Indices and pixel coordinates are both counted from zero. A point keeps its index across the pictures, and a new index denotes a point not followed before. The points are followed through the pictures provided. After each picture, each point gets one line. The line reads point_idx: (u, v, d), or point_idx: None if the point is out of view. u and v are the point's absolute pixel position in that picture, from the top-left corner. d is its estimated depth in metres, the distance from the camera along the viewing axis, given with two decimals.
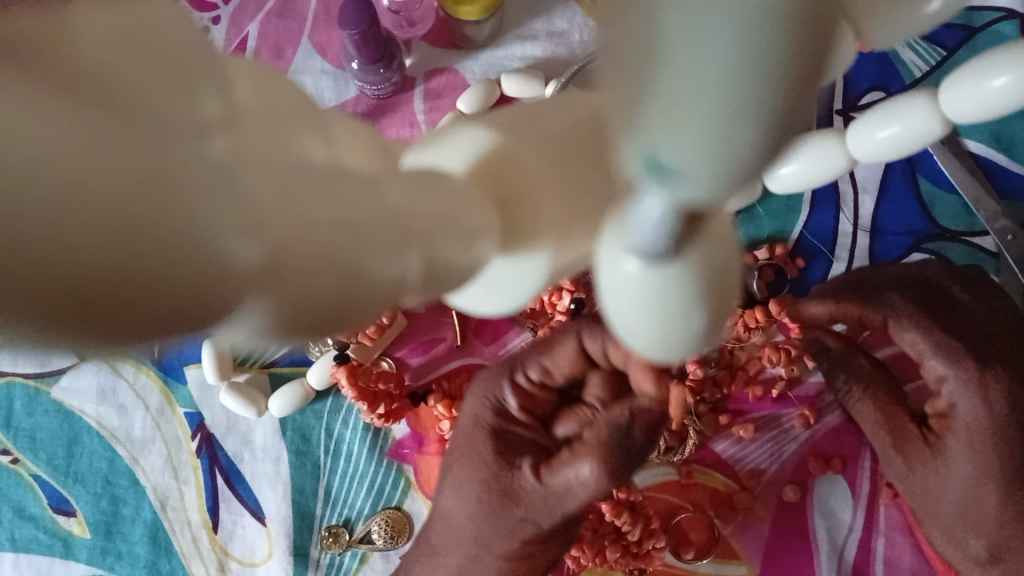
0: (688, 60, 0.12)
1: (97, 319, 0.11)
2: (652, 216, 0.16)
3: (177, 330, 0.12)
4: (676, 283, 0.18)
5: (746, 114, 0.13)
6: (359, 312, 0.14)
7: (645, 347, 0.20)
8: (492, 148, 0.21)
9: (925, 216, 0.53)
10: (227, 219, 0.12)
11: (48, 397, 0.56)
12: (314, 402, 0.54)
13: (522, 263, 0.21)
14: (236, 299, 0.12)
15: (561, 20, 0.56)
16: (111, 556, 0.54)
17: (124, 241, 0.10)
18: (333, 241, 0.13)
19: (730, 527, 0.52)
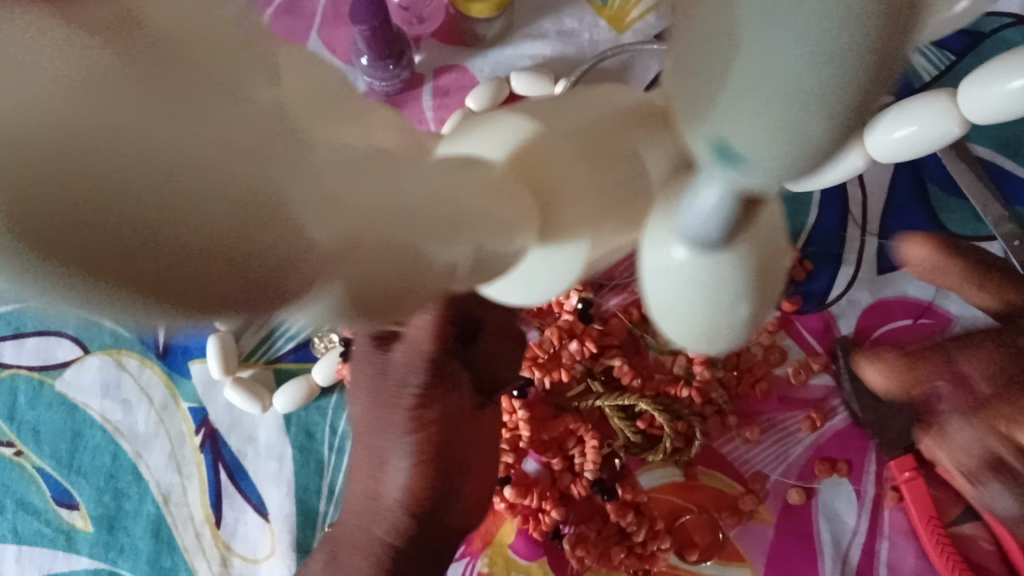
0: (764, 47, 0.11)
1: (164, 288, 0.10)
2: (706, 204, 0.16)
3: (239, 304, 0.11)
4: (724, 271, 0.18)
5: (823, 107, 0.12)
6: (406, 296, 0.14)
7: (688, 334, 0.20)
8: (531, 137, 0.20)
9: (934, 221, 0.53)
10: (302, 188, 0.11)
11: (53, 390, 0.56)
12: (319, 399, 0.54)
13: (557, 251, 0.20)
14: (303, 270, 0.11)
15: (570, 19, 0.56)
16: (113, 551, 0.54)
17: (191, 200, 0.10)
18: (394, 217, 0.13)
19: (734, 530, 0.51)
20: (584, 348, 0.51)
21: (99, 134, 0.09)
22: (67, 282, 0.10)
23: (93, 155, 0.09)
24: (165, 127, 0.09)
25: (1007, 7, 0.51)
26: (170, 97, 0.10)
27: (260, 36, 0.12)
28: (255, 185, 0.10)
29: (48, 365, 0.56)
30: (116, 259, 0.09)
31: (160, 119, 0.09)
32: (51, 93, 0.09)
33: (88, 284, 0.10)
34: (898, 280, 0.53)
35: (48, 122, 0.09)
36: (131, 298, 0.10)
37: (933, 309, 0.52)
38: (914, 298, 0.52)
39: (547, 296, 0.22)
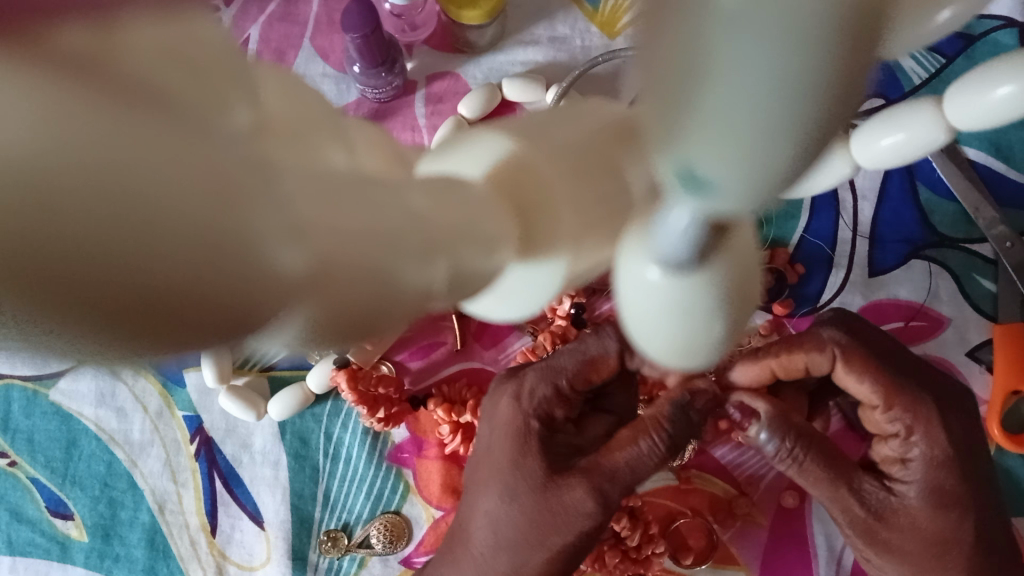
0: (724, 73, 0.11)
1: (127, 319, 0.10)
2: (676, 227, 0.16)
3: (206, 338, 0.11)
4: (699, 289, 0.18)
5: (784, 124, 0.12)
6: (386, 323, 0.14)
7: (664, 352, 0.20)
8: (508, 156, 0.20)
9: (924, 223, 0.53)
10: (277, 226, 0.11)
11: (47, 398, 0.56)
12: (314, 406, 0.54)
13: (536, 268, 0.20)
14: (271, 302, 0.11)
15: (562, 25, 0.56)
16: (108, 560, 0.54)
17: (154, 244, 0.10)
18: (373, 245, 0.13)
19: (728, 533, 0.52)
20: None
21: (54, 172, 0.09)
22: (30, 322, 0.10)
23: (55, 192, 0.09)
24: (140, 158, 0.10)
25: (997, 11, 0.51)
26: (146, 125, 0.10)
27: (236, 58, 0.12)
28: (229, 217, 0.10)
29: (42, 374, 0.56)
30: (78, 297, 0.10)
31: (118, 148, 0.09)
32: (31, 129, 0.09)
33: (49, 325, 0.10)
34: (890, 283, 0.53)
35: (23, 156, 0.09)
36: (95, 336, 0.10)
37: (925, 311, 0.53)
38: (906, 300, 0.53)
39: (531, 312, 0.22)
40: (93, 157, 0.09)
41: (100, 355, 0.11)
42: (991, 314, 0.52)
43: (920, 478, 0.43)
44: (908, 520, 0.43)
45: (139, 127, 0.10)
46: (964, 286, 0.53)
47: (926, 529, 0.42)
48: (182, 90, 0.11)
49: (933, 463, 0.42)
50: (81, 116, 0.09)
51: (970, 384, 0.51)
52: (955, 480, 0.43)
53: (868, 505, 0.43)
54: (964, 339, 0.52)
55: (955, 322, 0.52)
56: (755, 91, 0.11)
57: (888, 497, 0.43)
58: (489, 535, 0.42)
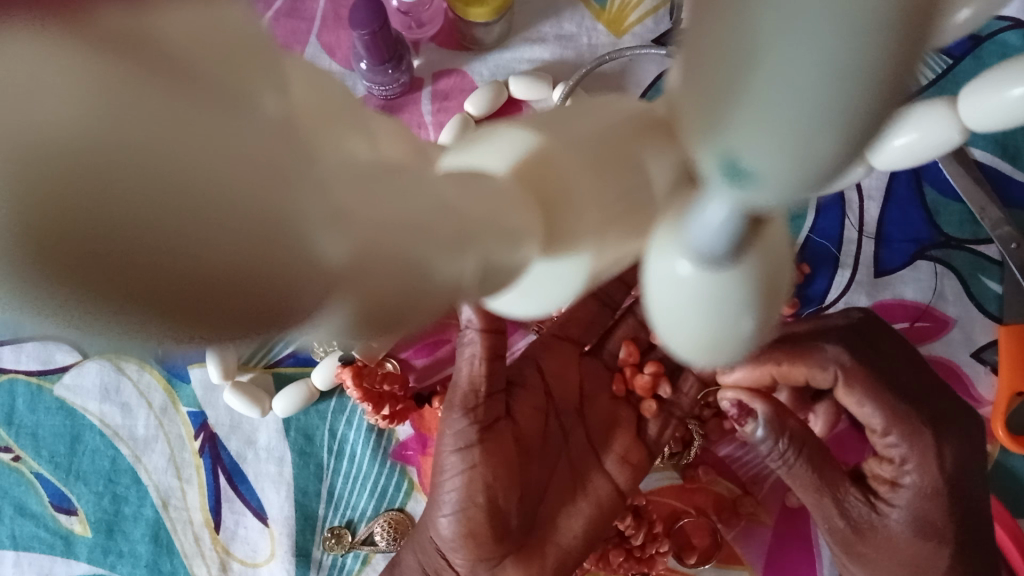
0: (774, 62, 0.11)
1: (170, 306, 0.10)
2: (713, 217, 0.16)
3: (243, 328, 0.11)
4: (729, 285, 0.18)
5: (834, 119, 0.12)
6: (412, 318, 0.14)
7: (691, 350, 0.20)
8: (532, 148, 0.19)
9: (930, 224, 0.53)
10: (316, 215, 0.11)
11: (52, 393, 0.56)
12: (318, 402, 0.54)
13: (561, 266, 0.20)
14: (310, 291, 0.11)
15: (569, 23, 0.56)
16: (112, 555, 0.54)
17: (200, 230, 0.10)
18: (408, 237, 0.13)
19: (732, 534, 0.51)
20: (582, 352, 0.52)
21: (96, 156, 0.09)
22: (71, 307, 0.10)
23: (96, 175, 0.09)
24: (182, 144, 0.10)
25: (1005, 11, 0.51)
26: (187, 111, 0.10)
27: (270, 48, 0.12)
28: (270, 204, 0.10)
29: (46, 369, 0.56)
30: (121, 285, 0.10)
31: (158, 133, 0.09)
32: (72, 115, 0.09)
33: (90, 310, 0.10)
34: (896, 283, 0.53)
35: (68, 139, 0.09)
36: (134, 323, 0.10)
37: (931, 312, 0.53)
38: (911, 300, 0.53)
39: (550, 310, 0.22)
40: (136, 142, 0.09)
41: (134, 344, 0.11)
42: (998, 316, 0.52)
43: (904, 498, 0.44)
44: (886, 535, 0.44)
45: (178, 113, 0.10)
46: (970, 287, 0.53)
47: (904, 549, 0.44)
48: (219, 77, 0.11)
49: (923, 486, 0.43)
50: (121, 101, 0.09)
51: (975, 385, 0.51)
52: (941, 505, 0.43)
53: (847, 517, 0.44)
54: (970, 340, 0.52)
55: (961, 322, 0.52)
56: (806, 85, 0.11)
57: (871, 513, 0.44)
58: (450, 527, 0.41)
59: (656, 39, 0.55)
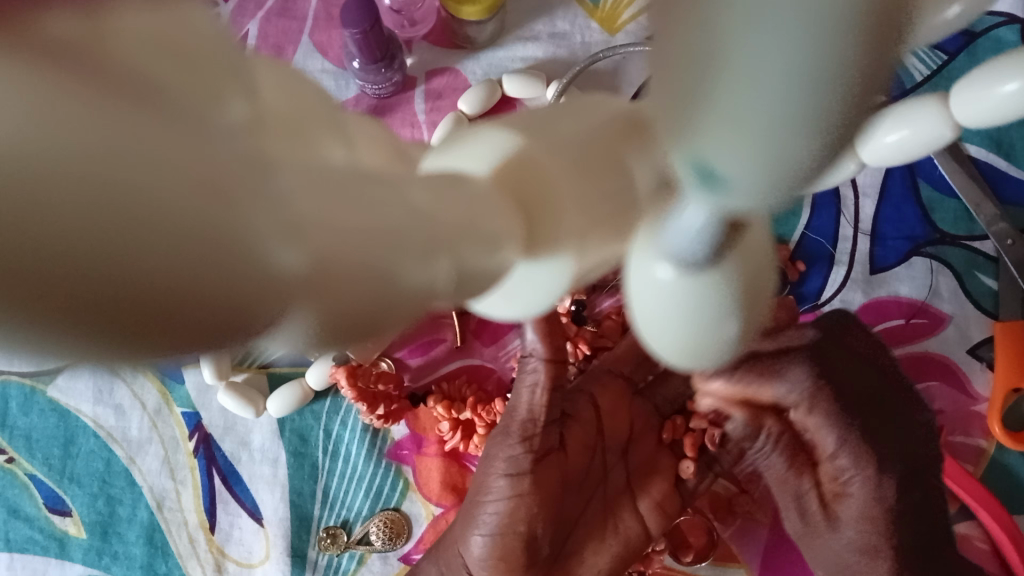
0: (742, 66, 0.11)
1: (125, 319, 0.10)
2: (691, 225, 0.16)
3: (204, 339, 0.11)
4: (710, 288, 0.18)
5: (805, 121, 0.12)
6: (386, 323, 0.14)
7: (674, 353, 0.20)
8: (514, 152, 0.19)
9: (925, 221, 0.53)
10: (268, 224, 0.11)
11: (45, 395, 0.56)
12: (313, 403, 0.54)
13: (541, 268, 0.20)
14: (267, 298, 0.11)
15: (563, 21, 0.56)
16: (106, 557, 0.54)
17: (152, 241, 0.09)
18: (377, 243, 0.12)
19: (728, 531, 0.52)
20: (579, 351, 0.51)
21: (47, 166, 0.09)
22: (21, 323, 0.10)
23: (48, 185, 0.09)
24: (137, 153, 0.09)
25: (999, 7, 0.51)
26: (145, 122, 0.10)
27: (233, 51, 0.12)
28: (229, 212, 0.10)
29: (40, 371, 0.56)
30: (71, 294, 0.09)
31: (111, 140, 0.09)
32: (24, 129, 0.09)
33: (40, 325, 0.10)
34: (891, 280, 0.53)
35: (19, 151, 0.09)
36: (90, 337, 0.10)
37: (926, 309, 0.53)
38: (906, 297, 0.53)
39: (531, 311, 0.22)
40: (92, 154, 0.09)
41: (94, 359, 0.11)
42: (992, 312, 0.52)
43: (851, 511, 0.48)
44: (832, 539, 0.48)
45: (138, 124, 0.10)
46: (965, 283, 0.52)
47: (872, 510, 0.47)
48: (179, 84, 0.10)
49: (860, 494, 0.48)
50: (74, 115, 0.09)
51: (971, 381, 0.51)
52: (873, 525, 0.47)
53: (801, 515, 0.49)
54: (965, 336, 0.52)
55: (956, 319, 0.52)
56: (775, 79, 0.11)
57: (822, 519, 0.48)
58: (485, 548, 0.43)
59: None
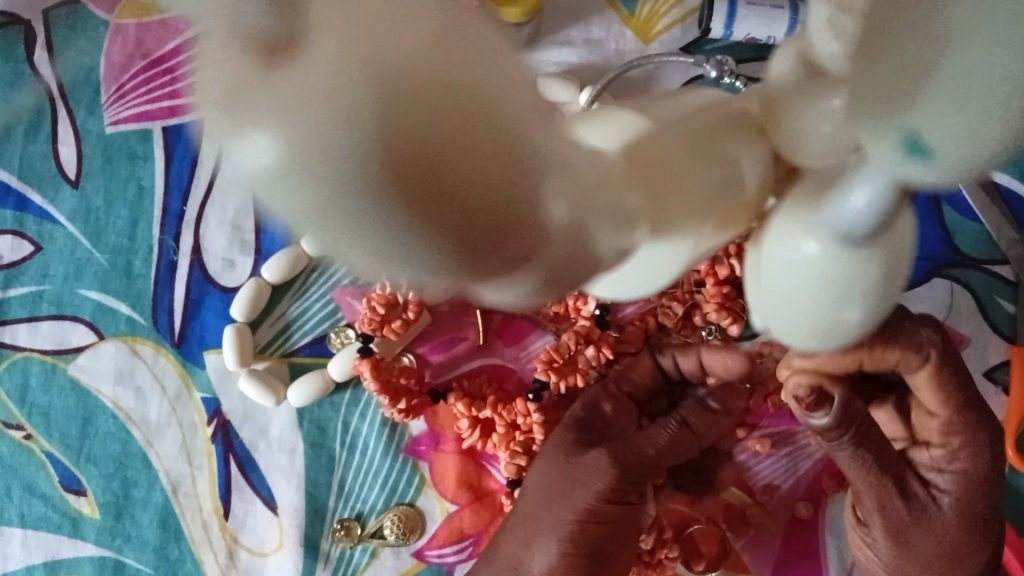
0: (958, 61, 0.14)
1: (432, 236, 0.13)
2: (859, 207, 0.19)
3: (467, 260, 0.14)
4: (859, 268, 0.21)
5: (1003, 116, 0.14)
6: (577, 274, 0.17)
7: (805, 319, 0.23)
8: (643, 134, 0.21)
9: (948, 243, 0.54)
10: (547, 175, 0.15)
11: (66, 374, 0.56)
12: (333, 394, 0.54)
13: (667, 245, 0.22)
14: (533, 230, 0.15)
15: (598, 28, 0.57)
16: (119, 539, 0.54)
17: (463, 177, 0.13)
18: (579, 204, 0.16)
19: (741, 541, 0.52)
20: (601, 355, 0.51)
21: None
22: (366, 225, 0.13)
23: None
24: None
25: None
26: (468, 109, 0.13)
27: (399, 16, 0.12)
28: None
29: (62, 350, 0.56)
30: (442, 201, 0.13)
31: None
32: None
33: (376, 230, 0.13)
34: (912, 300, 0.54)
35: None
36: (407, 248, 0.13)
37: (945, 329, 0.53)
38: (926, 317, 0.53)
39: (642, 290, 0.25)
40: (444, 125, 0.13)
41: (388, 262, 0.14)
42: (1010, 336, 0.52)
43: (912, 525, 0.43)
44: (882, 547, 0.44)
45: (470, 107, 0.13)
46: (984, 307, 0.53)
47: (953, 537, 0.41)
48: None
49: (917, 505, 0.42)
50: None
51: (987, 404, 0.52)
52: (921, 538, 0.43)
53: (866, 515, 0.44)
54: (983, 358, 0.52)
55: (974, 341, 0.53)
56: (989, 82, 0.14)
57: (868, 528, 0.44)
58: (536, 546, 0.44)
59: (683, 48, 0.56)
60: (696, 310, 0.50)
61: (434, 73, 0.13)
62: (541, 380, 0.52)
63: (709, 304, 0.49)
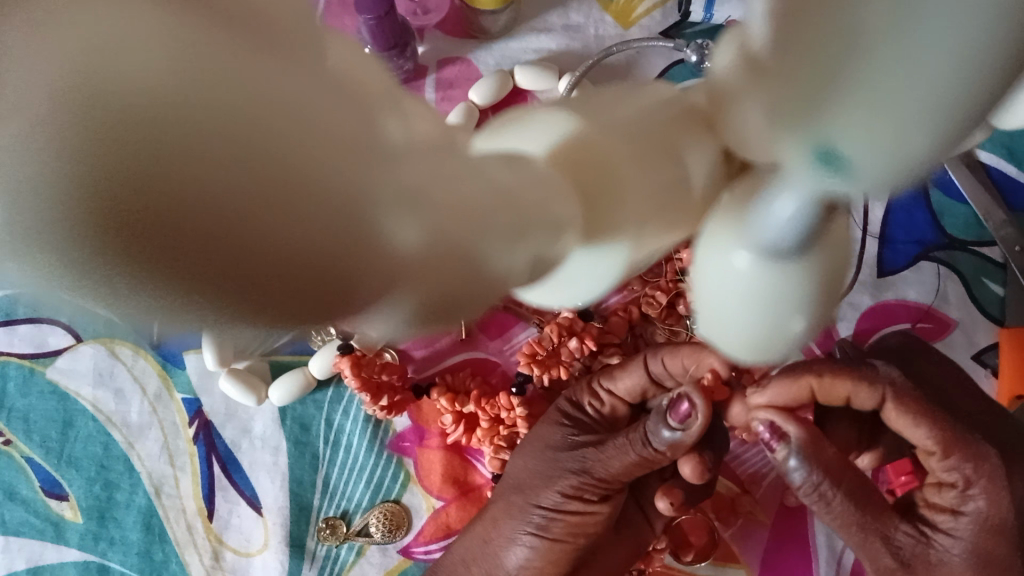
0: (903, 38, 0.12)
1: (237, 297, 0.10)
2: (786, 214, 0.20)
3: (301, 316, 0.11)
4: (791, 276, 0.22)
5: (943, 106, 0.13)
6: (481, 298, 0.15)
7: (751, 330, 0.24)
8: (574, 138, 0.20)
9: (935, 226, 0.53)
10: (397, 197, 0.12)
11: (46, 376, 0.55)
12: (315, 392, 0.54)
13: (597, 255, 0.21)
14: (374, 281, 0.12)
15: (577, 14, 0.56)
16: (103, 543, 0.53)
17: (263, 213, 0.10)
18: (469, 217, 0.14)
19: (730, 531, 0.51)
20: (585, 346, 0.50)
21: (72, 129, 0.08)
22: (128, 296, 0.10)
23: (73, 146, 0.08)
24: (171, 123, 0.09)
25: None
26: (239, 131, 0.09)
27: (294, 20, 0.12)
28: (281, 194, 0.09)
29: (40, 353, 0.55)
30: (193, 258, 0.09)
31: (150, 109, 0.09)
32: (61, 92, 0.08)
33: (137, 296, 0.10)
34: (899, 284, 0.53)
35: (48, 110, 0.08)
36: (191, 312, 0.10)
37: (933, 313, 0.52)
38: (914, 301, 0.52)
39: (573, 295, 0.23)
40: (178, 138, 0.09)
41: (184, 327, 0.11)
42: (1000, 319, 0.52)
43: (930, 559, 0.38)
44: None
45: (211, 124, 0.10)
46: (973, 289, 0.52)
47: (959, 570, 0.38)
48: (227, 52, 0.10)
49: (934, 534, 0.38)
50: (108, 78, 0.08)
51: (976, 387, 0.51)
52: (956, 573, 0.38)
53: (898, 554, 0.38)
54: (972, 342, 0.52)
55: (963, 324, 0.52)
56: (931, 66, 0.12)
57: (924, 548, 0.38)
58: (527, 556, 0.45)
59: (664, 32, 0.54)
60: (680, 298, 0.50)
61: (213, 68, 0.09)
62: (524, 373, 0.51)
63: (693, 292, 0.49)
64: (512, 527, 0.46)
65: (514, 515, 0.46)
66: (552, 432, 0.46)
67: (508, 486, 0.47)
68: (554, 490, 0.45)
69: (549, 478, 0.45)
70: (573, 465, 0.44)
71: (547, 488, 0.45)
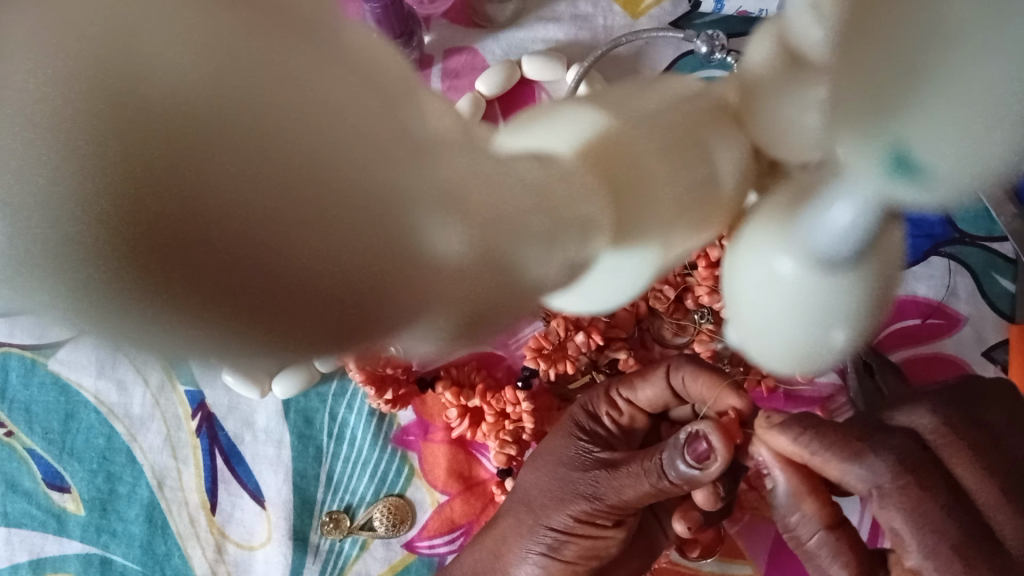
0: (958, 53, 0.12)
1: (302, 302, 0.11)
2: (840, 222, 0.20)
3: (353, 325, 0.12)
4: (839, 283, 0.22)
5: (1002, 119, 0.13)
6: (508, 308, 0.15)
7: (795, 337, 0.24)
8: (600, 132, 0.20)
9: (946, 220, 0.52)
10: (443, 208, 0.12)
11: (46, 367, 0.55)
12: (318, 385, 0.53)
13: (625, 260, 0.21)
14: (415, 285, 0.12)
15: (585, 3, 0.55)
16: (105, 535, 0.53)
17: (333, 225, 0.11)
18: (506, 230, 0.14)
19: (735, 527, 0.51)
20: (592, 341, 0.49)
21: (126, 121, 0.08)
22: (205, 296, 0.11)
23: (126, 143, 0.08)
24: None
25: None
26: (284, 148, 0.10)
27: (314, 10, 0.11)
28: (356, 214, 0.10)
29: (39, 344, 0.53)
30: (213, 268, 0.10)
31: None
32: None
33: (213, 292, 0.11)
34: (909, 279, 0.52)
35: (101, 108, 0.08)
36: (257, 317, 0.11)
37: (943, 309, 0.52)
38: (923, 297, 0.52)
39: (601, 301, 0.23)
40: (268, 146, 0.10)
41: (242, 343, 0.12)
42: (1009, 314, 0.51)
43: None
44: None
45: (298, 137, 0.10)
46: (982, 285, 0.52)
47: None
48: None
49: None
50: None
51: None
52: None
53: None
54: (981, 338, 0.51)
55: (973, 320, 0.51)
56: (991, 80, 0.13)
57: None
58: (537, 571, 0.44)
59: (673, 23, 0.54)
60: (687, 293, 0.50)
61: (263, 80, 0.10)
62: (530, 367, 0.51)
63: (700, 287, 0.48)
64: (523, 542, 0.45)
65: (524, 534, 0.45)
66: (568, 446, 0.45)
67: (517, 501, 0.46)
68: (565, 513, 0.43)
69: (561, 497, 0.44)
70: (587, 490, 0.43)
71: (559, 509, 0.43)
